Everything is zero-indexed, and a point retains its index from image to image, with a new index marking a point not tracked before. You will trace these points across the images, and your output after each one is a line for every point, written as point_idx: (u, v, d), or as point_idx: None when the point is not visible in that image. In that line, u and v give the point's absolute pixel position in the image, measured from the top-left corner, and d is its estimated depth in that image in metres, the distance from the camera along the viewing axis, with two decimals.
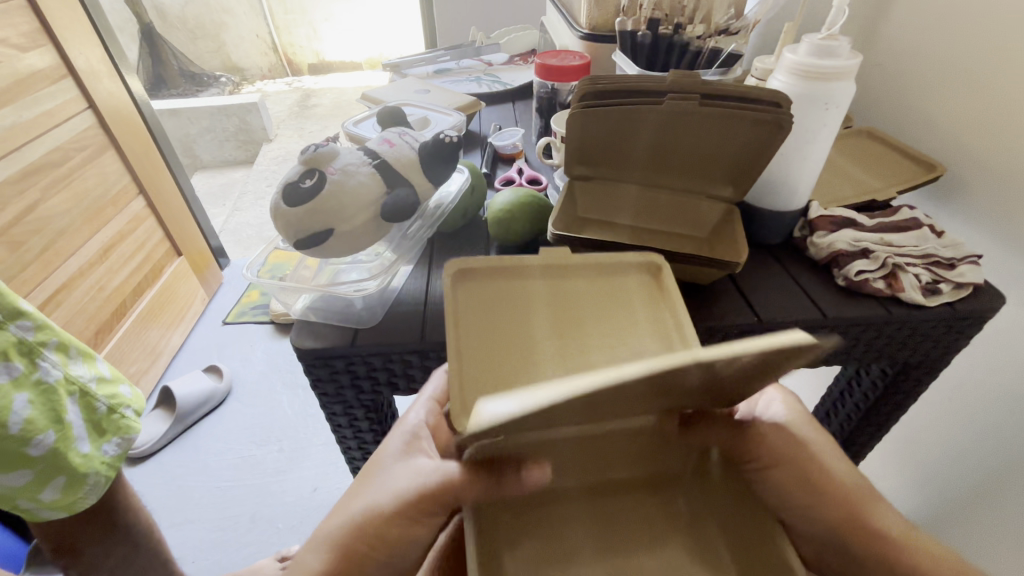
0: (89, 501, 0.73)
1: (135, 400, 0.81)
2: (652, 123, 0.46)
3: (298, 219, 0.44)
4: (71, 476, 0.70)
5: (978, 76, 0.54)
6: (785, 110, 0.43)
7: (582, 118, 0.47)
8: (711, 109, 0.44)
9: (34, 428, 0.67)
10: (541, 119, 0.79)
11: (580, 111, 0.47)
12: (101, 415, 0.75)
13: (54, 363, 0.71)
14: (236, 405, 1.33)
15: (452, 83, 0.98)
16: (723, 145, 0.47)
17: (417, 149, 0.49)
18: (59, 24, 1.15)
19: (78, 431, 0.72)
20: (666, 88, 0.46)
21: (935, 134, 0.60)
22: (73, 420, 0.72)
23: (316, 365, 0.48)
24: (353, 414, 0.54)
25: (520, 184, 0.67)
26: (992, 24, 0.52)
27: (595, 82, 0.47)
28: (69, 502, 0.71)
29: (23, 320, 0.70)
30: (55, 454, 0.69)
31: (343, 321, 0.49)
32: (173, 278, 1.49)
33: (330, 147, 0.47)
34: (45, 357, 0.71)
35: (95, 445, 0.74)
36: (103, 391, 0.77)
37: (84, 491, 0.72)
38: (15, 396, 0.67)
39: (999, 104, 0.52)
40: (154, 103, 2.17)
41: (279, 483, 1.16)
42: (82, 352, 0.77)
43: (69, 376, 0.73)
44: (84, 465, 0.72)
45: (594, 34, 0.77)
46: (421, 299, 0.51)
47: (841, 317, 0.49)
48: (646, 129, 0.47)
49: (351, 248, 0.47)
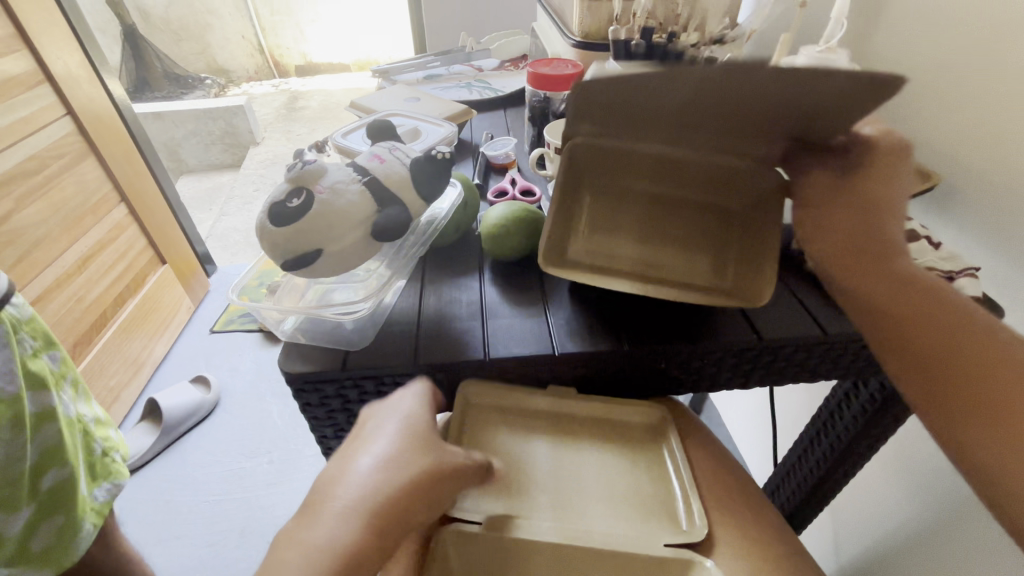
0: (77, 551, 0.68)
1: (122, 444, 0.78)
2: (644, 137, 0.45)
3: (284, 239, 0.42)
4: (67, 519, 0.66)
5: (973, 88, 0.54)
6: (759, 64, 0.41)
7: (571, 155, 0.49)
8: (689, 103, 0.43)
9: (43, 462, 0.64)
10: (533, 128, 0.77)
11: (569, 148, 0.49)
12: (97, 456, 0.72)
13: (68, 397, 0.69)
14: (224, 416, 1.30)
15: (442, 89, 0.97)
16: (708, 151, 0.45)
17: (409, 164, 0.48)
18: (35, 29, 1.11)
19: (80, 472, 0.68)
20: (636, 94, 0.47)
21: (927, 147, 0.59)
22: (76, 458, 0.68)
23: (306, 389, 0.47)
24: (345, 436, 0.53)
25: (515, 196, 0.66)
26: (989, 37, 0.52)
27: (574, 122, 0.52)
28: (57, 550, 0.66)
29: (50, 351, 0.67)
30: (53, 496, 0.65)
31: (331, 343, 0.47)
32: (157, 287, 1.46)
33: (318, 164, 0.45)
34: (64, 390, 0.68)
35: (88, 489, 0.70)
36: (101, 432, 0.74)
37: (75, 541, 0.67)
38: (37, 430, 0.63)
39: (995, 117, 0.52)
40: (137, 106, 2.12)
41: (269, 497, 1.14)
42: (89, 388, 0.74)
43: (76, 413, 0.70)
44: (80, 509, 0.68)
45: (587, 42, 0.76)
46: (414, 319, 0.50)
47: (842, 332, 0.48)
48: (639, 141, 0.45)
49: (341, 269, 0.45)
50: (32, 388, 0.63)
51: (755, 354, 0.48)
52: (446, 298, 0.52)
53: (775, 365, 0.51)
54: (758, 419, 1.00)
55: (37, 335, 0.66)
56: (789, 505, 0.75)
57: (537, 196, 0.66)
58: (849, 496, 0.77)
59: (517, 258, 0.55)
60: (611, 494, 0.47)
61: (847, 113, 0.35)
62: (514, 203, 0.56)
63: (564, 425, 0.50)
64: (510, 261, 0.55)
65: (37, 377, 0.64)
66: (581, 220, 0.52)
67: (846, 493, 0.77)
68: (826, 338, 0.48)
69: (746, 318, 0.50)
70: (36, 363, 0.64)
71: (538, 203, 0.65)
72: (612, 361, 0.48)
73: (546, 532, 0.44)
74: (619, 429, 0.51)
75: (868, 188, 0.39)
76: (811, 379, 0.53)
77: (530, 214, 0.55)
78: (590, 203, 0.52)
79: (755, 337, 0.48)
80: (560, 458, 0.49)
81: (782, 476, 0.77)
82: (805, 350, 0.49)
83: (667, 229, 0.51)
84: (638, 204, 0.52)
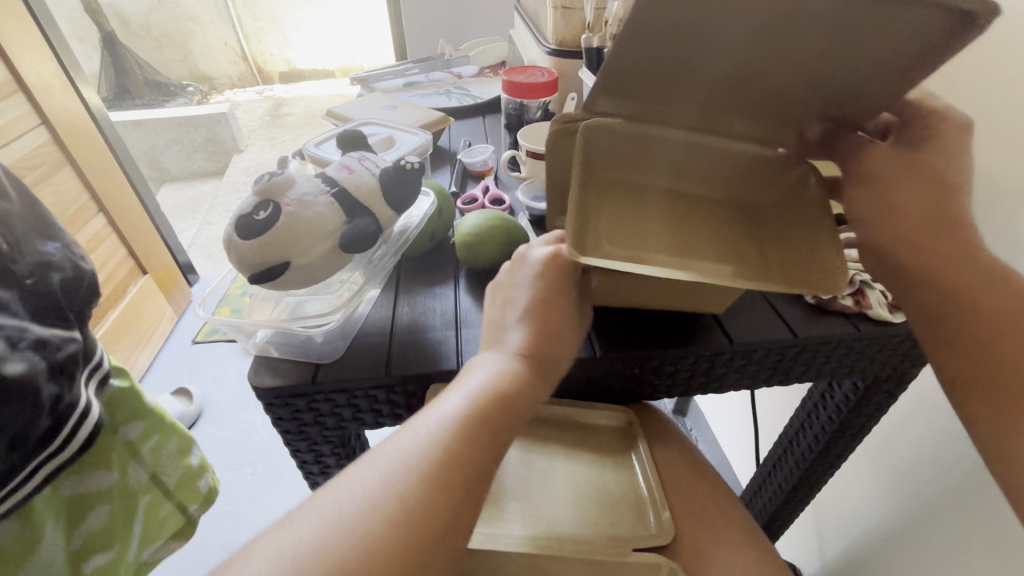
0: None
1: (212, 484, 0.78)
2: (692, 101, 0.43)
3: (252, 252, 0.42)
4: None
5: None
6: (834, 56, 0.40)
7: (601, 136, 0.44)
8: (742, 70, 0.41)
9: (97, 536, 0.63)
10: (511, 135, 0.78)
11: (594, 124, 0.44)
12: (164, 514, 0.72)
13: (146, 465, 0.68)
14: (207, 428, 1.28)
15: (422, 97, 0.97)
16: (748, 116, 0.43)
17: (378, 175, 0.48)
18: (7, 39, 1.10)
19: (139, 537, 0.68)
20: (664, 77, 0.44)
21: None
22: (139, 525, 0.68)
23: (276, 403, 0.46)
24: (319, 450, 0.52)
25: (484, 204, 0.66)
26: None
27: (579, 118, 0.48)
28: None
29: (137, 420, 0.67)
30: (114, 562, 0.65)
31: (302, 357, 0.47)
32: (137, 297, 1.43)
33: (285, 175, 0.45)
34: (143, 458, 0.68)
35: (145, 549, 0.69)
36: (180, 488, 0.73)
37: None
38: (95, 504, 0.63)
39: None
40: (117, 115, 2.09)
41: (253, 509, 1.12)
42: (183, 445, 0.73)
43: (156, 476, 0.70)
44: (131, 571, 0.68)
45: (562, 50, 0.77)
46: (387, 329, 0.50)
47: (812, 335, 0.48)
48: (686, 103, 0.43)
49: (311, 280, 0.45)
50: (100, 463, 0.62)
51: (727, 359, 0.49)
52: (419, 307, 0.52)
53: (749, 370, 0.51)
54: (741, 420, 1.00)
55: (119, 409, 0.65)
56: (767, 509, 0.76)
57: (508, 204, 0.66)
58: (830, 496, 0.78)
59: (492, 266, 0.55)
60: (584, 494, 0.48)
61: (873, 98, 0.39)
62: (488, 211, 0.56)
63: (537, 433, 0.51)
64: (484, 270, 0.55)
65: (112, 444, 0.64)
66: (603, 212, 0.45)
67: (827, 493, 0.78)
68: (798, 341, 0.49)
69: (718, 323, 0.50)
70: (110, 437, 0.64)
71: (511, 210, 0.66)
72: (585, 368, 0.48)
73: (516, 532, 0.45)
74: (588, 434, 0.52)
75: (925, 143, 0.40)
76: (784, 382, 0.54)
77: (503, 222, 0.55)
78: (608, 207, 0.46)
79: (727, 342, 0.48)
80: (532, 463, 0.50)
81: (761, 479, 0.78)
82: (778, 354, 0.50)
83: (694, 227, 0.47)
84: (661, 202, 0.48)
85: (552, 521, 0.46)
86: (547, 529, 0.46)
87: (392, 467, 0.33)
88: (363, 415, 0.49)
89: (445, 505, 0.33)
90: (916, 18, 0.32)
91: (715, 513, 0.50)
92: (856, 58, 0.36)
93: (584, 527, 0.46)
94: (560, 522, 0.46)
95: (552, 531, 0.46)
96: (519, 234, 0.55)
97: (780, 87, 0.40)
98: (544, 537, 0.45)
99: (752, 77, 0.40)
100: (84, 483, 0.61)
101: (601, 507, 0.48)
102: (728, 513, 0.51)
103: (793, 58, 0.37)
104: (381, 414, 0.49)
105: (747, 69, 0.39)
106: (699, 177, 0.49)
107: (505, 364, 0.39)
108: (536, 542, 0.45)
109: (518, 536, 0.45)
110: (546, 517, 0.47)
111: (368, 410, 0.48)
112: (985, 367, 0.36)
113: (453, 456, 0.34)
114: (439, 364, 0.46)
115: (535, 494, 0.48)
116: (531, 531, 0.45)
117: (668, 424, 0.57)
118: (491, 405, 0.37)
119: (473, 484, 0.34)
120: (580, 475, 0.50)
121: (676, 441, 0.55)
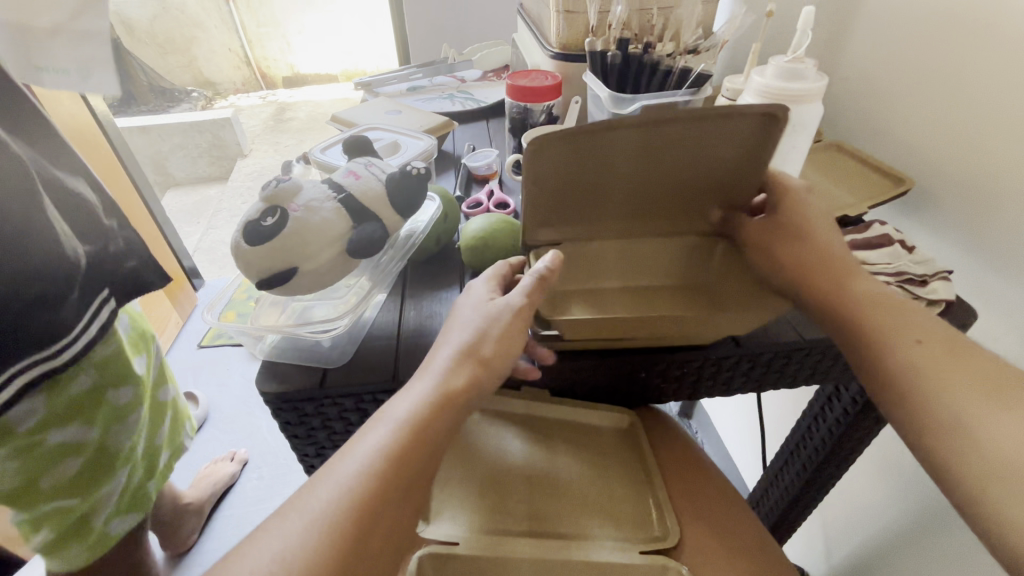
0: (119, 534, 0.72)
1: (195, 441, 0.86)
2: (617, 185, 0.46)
3: (259, 259, 0.42)
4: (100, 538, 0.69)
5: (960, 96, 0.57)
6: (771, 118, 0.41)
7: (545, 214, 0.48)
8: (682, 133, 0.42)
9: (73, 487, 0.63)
10: (515, 139, 0.78)
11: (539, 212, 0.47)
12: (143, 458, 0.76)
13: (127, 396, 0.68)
14: (213, 432, 1.29)
15: (425, 101, 0.97)
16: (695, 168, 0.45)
17: (384, 180, 0.48)
18: None
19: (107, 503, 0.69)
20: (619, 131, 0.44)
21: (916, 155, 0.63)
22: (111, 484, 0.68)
23: (284, 408, 0.47)
24: (326, 454, 0.52)
25: (489, 208, 0.66)
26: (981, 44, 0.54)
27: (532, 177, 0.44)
28: (106, 538, 0.71)
29: (125, 384, 0.67)
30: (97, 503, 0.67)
31: (310, 362, 0.47)
32: (145, 303, 1.45)
33: (292, 181, 0.45)
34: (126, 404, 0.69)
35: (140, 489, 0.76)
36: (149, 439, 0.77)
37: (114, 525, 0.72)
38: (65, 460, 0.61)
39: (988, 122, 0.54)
40: (122, 122, 2.11)
41: (259, 513, 1.13)
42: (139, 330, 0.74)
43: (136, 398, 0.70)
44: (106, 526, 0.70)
45: (565, 54, 0.77)
46: (394, 333, 0.50)
47: (818, 338, 0.48)
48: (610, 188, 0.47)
49: (318, 285, 0.45)
50: (79, 418, 0.62)
51: (734, 362, 0.49)
52: (426, 312, 0.52)
53: (754, 372, 0.51)
54: (749, 422, 1.00)
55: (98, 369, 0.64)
56: (775, 511, 0.75)
57: (512, 207, 0.66)
58: (838, 499, 0.77)
59: None
60: (586, 495, 0.48)
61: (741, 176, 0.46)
62: (492, 215, 0.56)
63: (541, 431, 0.51)
64: None
65: (98, 403, 0.64)
66: (573, 308, 0.49)
67: (836, 496, 0.78)
68: (805, 343, 0.48)
69: None
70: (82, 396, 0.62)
71: (515, 214, 0.66)
72: (593, 371, 0.48)
73: (513, 530, 0.46)
74: (592, 437, 0.52)
75: (793, 213, 0.46)
76: (791, 385, 0.53)
77: (508, 225, 0.55)
78: (578, 299, 0.50)
79: (734, 346, 0.48)
80: (533, 463, 0.50)
81: (768, 482, 0.77)
82: (785, 356, 0.49)
83: (657, 304, 0.51)
84: (618, 293, 0.52)
85: (548, 523, 0.46)
86: (545, 531, 0.46)
87: (313, 524, 0.33)
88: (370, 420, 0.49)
89: (369, 524, 0.33)
90: (739, 120, 0.40)
91: (721, 516, 0.50)
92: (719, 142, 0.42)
93: (582, 525, 0.47)
94: (554, 523, 0.46)
95: (551, 530, 0.46)
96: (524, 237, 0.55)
97: (678, 173, 0.46)
98: (539, 538, 0.45)
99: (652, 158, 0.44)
100: (63, 438, 0.60)
101: (602, 507, 0.48)
102: (735, 517, 0.50)
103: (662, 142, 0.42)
104: None
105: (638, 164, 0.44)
106: (645, 266, 0.53)
107: (404, 419, 0.37)
108: (531, 544, 0.45)
109: (514, 534, 0.45)
110: (546, 517, 0.47)
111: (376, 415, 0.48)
112: (900, 390, 0.37)
113: (366, 499, 0.34)
114: None
115: (538, 496, 0.48)
116: (529, 531, 0.46)
117: (675, 426, 0.57)
118: (399, 456, 0.35)
119: (400, 503, 0.35)
120: (581, 477, 0.49)
121: (682, 443, 0.55)
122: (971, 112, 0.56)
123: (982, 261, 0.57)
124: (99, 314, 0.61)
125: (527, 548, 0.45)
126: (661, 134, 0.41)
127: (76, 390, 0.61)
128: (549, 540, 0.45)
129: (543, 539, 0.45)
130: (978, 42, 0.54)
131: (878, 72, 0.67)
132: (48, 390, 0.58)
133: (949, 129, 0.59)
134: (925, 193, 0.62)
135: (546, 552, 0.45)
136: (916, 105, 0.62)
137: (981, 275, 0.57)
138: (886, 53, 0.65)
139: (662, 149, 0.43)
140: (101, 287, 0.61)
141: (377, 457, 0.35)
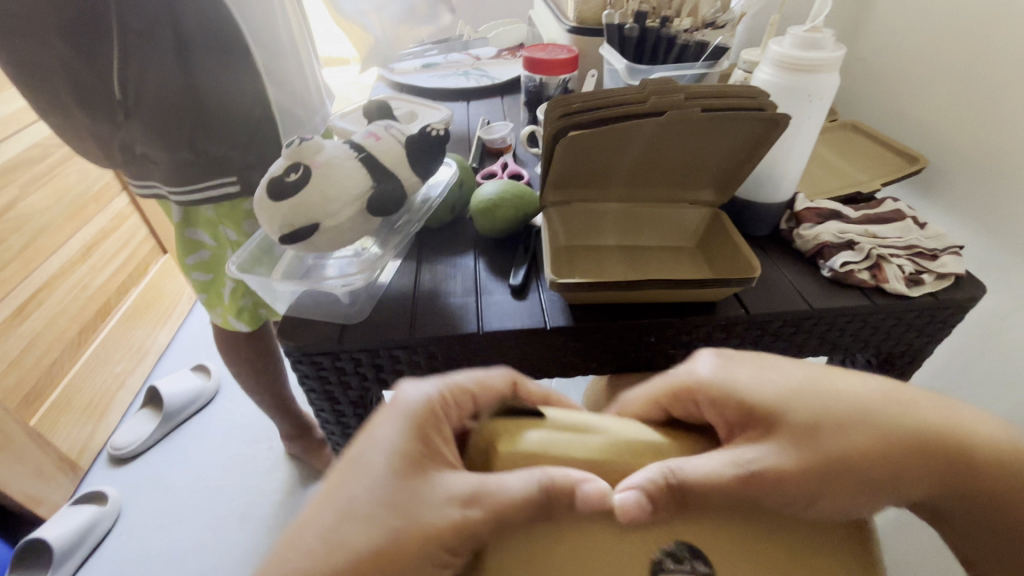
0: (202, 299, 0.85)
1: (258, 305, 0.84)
2: (640, 137, 0.46)
3: (283, 213, 0.44)
4: None
5: (978, 73, 0.57)
6: (773, 112, 0.44)
7: (564, 155, 0.48)
8: (709, 114, 0.44)
9: (199, 269, 0.74)
10: (530, 113, 0.78)
11: (560, 149, 0.47)
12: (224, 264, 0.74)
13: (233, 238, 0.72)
14: (225, 404, 1.33)
15: (441, 77, 0.98)
16: (711, 146, 0.48)
17: (403, 142, 0.49)
18: None
19: (203, 267, 0.74)
20: (646, 96, 0.46)
21: (932, 131, 0.63)
22: (201, 254, 0.72)
23: (303, 361, 0.48)
24: (341, 410, 0.54)
25: (502, 178, 0.66)
26: (999, 21, 0.54)
27: (568, 102, 0.48)
28: None
29: (234, 224, 0.71)
30: (211, 293, 0.76)
31: (329, 318, 0.49)
32: (159, 275, 1.55)
33: (315, 141, 0.47)
34: (229, 233, 0.72)
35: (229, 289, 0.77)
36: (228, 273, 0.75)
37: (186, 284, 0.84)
38: (193, 255, 0.72)
39: (1005, 97, 0.54)
40: None
41: (269, 481, 1.16)
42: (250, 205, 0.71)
43: (217, 226, 0.71)
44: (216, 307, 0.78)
45: (582, 28, 0.77)
46: (409, 295, 0.51)
47: (827, 307, 0.49)
48: (633, 142, 0.47)
49: (337, 241, 0.47)
50: (225, 224, 0.70)
51: (742, 329, 0.50)
52: (441, 277, 0.53)
53: (764, 340, 0.52)
54: None
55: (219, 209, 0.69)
56: None
57: (526, 178, 0.67)
58: None
59: (491, 225, 0.55)
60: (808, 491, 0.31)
61: (724, 162, 0.51)
62: (504, 180, 0.57)
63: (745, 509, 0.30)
64: (492, 230, 0.56)
65: (238, 211, 0.70)
66: (578, 273, 0.52)
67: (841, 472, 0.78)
68: (813, 312, 0.49)
69: (736, 295, 0.51)
70: (216, 226, 0.71)
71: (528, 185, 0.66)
72: (602, 336, 0.49)
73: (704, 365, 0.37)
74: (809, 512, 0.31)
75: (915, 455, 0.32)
76: (798, 356, 0.54)
77: (520, 192, 0.55)
78: (578, 262, 0.53)
79: (743, 313, 0.49)
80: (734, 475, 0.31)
81: None
82: (793, 325, 0.50)
83: (651, 267, 0.53)
84: (615, 254, 0.55)
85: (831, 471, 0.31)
86: (808, 444, 0.31)
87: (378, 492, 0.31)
88: (385, 375, 0.50)
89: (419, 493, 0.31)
90: (748, 119, 0.45)
91: None
92: (729, 133, 0.47)
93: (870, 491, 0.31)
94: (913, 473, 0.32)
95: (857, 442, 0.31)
96: (534, 202, 0.56)
97: (687, 148, 0.49)
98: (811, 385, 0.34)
99: (671, 130, 0.46)
100: (195, 237, 0.71)
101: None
102: None
103: (666, 124, 0.45)
104: (402, 375, 0.50)
105: (666, 135, 0.47)
106: (644, 231, 0.55)
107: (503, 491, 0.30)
108: (745, 390, 0.34)
109: (922, 407, 0.33)
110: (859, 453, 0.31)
111: (390, 370, 0.50)
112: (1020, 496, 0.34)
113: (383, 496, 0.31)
114: (461, 328, 0.48)
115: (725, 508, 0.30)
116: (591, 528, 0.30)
117: None
118: (397, 513, 0.30)
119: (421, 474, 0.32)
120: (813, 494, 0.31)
121: None
122: (987, 91, 0.56)
123: (994, 241, 0.57)
124: (206, 189, 0.65)
125: (749, 453, 0.31)
126: (678, 123, 0.45)
127: (207, 211, 0.69)
128: (752, 498, 0.30)
129: (823, 462, 0.31)
130: (992, 19, 0.55)
131: (893, 51, 0.67)
132: (186, 211, 0.68)
133: (963, 105, 0.59)
134: (939, 171, 0.62)
135: (727, 479, 0.30)
136: (932, 85, 0.62)
137: (991, 254, 0.57)
138: (903, 31, 0.65)
139: (674, 133, 0.47)
140: (228, 172, 0.65)
141: (392, 485, 0.31)
